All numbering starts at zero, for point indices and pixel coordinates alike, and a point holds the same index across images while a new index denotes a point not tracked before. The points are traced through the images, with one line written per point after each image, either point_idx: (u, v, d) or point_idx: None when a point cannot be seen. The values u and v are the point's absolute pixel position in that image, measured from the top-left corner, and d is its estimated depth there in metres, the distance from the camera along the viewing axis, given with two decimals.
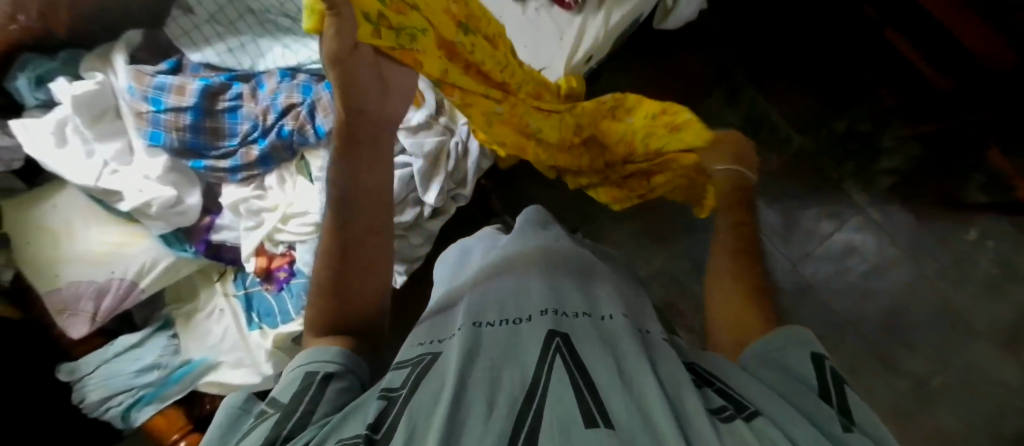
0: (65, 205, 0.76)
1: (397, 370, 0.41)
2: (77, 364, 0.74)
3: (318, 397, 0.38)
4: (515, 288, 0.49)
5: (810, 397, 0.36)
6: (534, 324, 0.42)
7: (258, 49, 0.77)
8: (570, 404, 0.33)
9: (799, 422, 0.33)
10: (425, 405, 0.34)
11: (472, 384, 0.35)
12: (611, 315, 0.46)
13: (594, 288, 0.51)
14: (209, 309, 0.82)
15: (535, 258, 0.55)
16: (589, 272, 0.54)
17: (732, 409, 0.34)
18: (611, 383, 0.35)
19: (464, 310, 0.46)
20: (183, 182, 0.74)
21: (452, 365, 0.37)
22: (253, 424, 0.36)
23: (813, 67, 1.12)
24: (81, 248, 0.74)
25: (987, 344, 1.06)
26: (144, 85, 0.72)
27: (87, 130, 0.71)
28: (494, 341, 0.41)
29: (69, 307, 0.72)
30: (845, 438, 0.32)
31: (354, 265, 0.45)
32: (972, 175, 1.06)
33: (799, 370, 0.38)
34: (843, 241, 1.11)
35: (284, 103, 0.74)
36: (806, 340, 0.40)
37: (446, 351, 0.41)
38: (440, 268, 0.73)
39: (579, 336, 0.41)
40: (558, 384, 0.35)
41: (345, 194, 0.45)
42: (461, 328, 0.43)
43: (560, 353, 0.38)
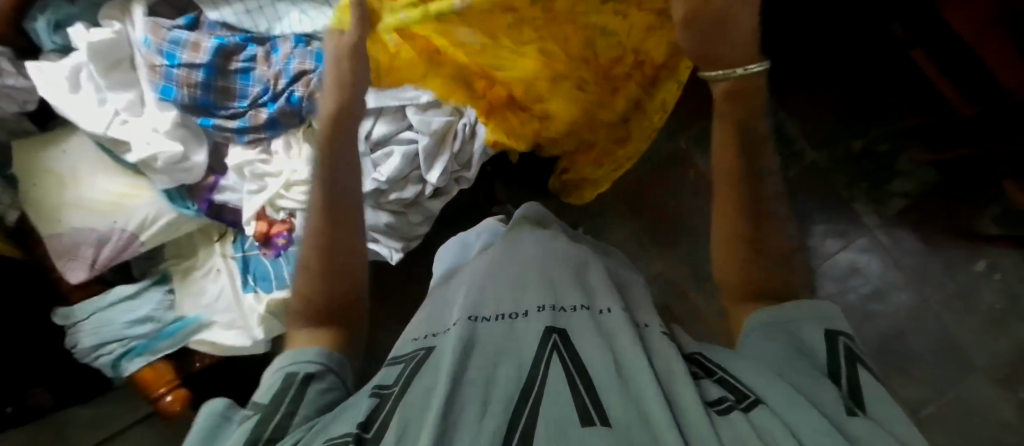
0: (72, 152, 0.76)
1: (392, 368, 0.43)
2: (72, 309, 0.76)
3: (299, 398, 0.39)
4: (512, 281, 0.52)
5: (810, 375, 0.37)
6: (530, 320, 0.45)
7: (276, 12, 0.76)
8: (565, 402, 0.35)
9: (803, 404, 0.33)
10: (420, 398, 0.36)
11: (469, 382, 0.37)
12: (608, 309, 0.48)
13: (590, 281, 0.54)
14: (206, 268, 0.83)
15: (533, 253, 0.57)
16: (584, 265, 0.57)
17: (730, 400, 0.35)
18: (608, 380, 0.37)
19: (463, 304, 0.49)
20: (192, 139, 0.75)
21: (449, 359, 0.39)
22: (235, 426, 0.37)
23: (836, 82, 1.11)
24: (85, 195, 0.74)
25: (985, 378, 1.04)
26: (159, 38, 0.72)
27: (101, 78, 0.71)
28: (490, 337, 0.43)
29: (69, 252, 0.73)
30: (848, 420, 0.33)
31: (337, 260, 0.49)
32: (988, 206, 1.05)
33: (812, 348, 0.40)
34: (847, 261, 1.10)
35: (296, 69, 0.73)
36: (823, 316, 0.42)
37: (443, 345, 0.43)
38: (440, 265, 0.72)
39: (576, 331, 0.44)
40: (555, 384, 0.37)
41: (329, 193, 0.49)
42: (458, 322, 0.45)
43: (557, 351, 0.41)
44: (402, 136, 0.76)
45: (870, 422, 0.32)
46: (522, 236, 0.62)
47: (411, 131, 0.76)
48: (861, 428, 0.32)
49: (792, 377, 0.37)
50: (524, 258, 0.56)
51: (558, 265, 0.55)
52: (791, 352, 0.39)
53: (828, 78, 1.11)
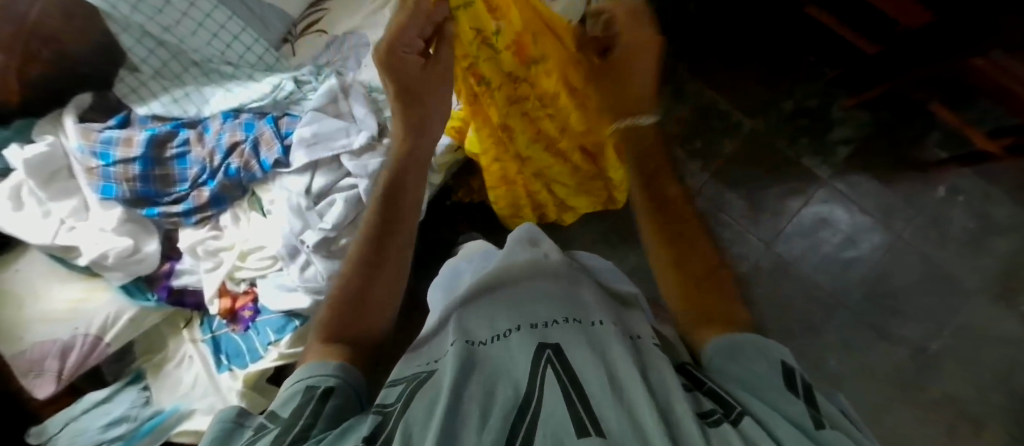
0: (26, 268, 0.77)
1: (393, 388, 0.44)
2: (44, 425, 0.74)
3: (316, 410, 0.40)
4: (509, 301, 0.51)
5: (780, 391, 0.38)
6: (523, 337, 0.45)
7: (203, 96, 0.81)
8: (560, 416, 0.35)
9: (777, 420, 0.35)
10: (421, 418, 0.36)
11: (466, 402, 0.37)
12: (600, 321, 0.47)
13: (582, 290, 0.54)
14: (179, 358, 0.82)
15: (529, 272, 0.56)
16: (576, 275, 0.57)
17: (718, 411, 0.36)
18: (600, 390, 0.37)
19: (456, 327, 0.49)
20: (140, 231, 0.77)
21: (446, 379, 0.39)
22: (254, 436, 0.38)
23: (752, 51, 1.15)
24: (43, 306, 0.75)
25: (979, 300, 1.04)
26: (91, 141, 0.76)
27: (41, 190, 0.74)
28: (486, 359, 0.43)
29: (34, 367, 0.73)
30: (818, 435, 0.34)
31: (380, 277, 0.52)
32: (929, 133, 1.08)
33: (765, 371, 0.40)
34: (813, 214, 1.10)
35: (228, 142, 0.78)
36: (773, 350, 0.42)
37: (441, 367, 0.43)
38: (434, 293, 0.75)
39: (570, 343, 0.43)
40: (550, 397, 0.37)
41: (383, 221, 0.55)
42: (454, 345, 0.45)
43: (551, 365, 0.40)
44: (342, 184, 0.78)
45: (838, 434, 0.34)
46: (515, 257, 0.61)
47: (350, 177, 0.78)
48: (833, 440, 0.33)
49: (767, 397, 0.38)
50: (518, 278, 0.56)
51: (550, 279, 0.55)
52: (755, 375, 0.40)
53: (740, 50, 1.15)
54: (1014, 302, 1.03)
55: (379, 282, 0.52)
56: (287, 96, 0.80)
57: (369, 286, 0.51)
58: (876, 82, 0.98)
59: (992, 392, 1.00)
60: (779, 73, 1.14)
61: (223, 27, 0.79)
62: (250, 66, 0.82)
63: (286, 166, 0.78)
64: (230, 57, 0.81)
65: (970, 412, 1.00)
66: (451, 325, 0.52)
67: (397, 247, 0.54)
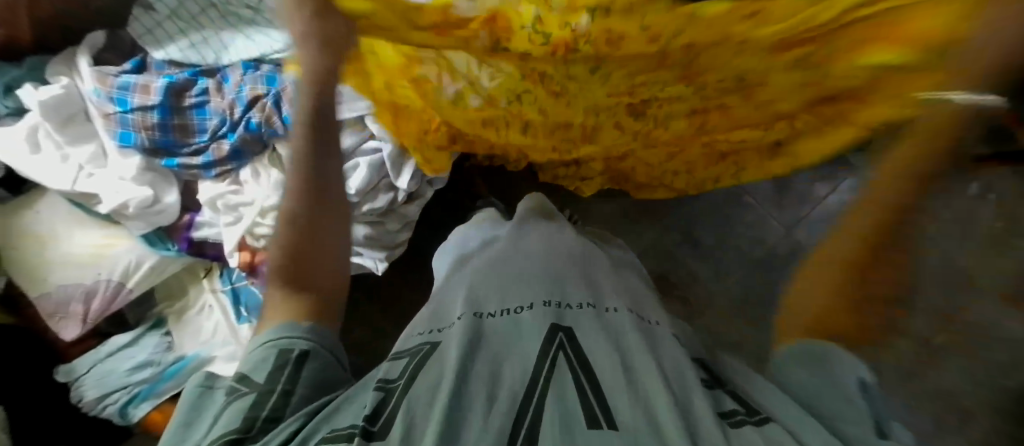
0: (46, 211, 0.76)
1: (395, 362, 0.40)
2: (73, 365, 0.78)
3: (294, 375, 0.40)
4: (519, 275, 0.49)
5: (845, 404, 0.39)
6: (535, 314, 0.42)
7: (221, 42, 0.77)
8: (571, 405, 0.32)
9: None
10: (423, 397, 0.33)
11: (473, 378, 0.35)
12: (613, 308, 0.45)
13: (597, 276, 0.51)
14: (199, 306, 0.83)
15: (537, 249, 0.54)
16: (589, 257, 0.54)
17: (741, 413, 0.34)
18: (613, 379, 0.35)
19: (465, 297, 0.46)
20: (161, 180, 0.76)
21: (452, 356, 0.37)
22: (228, 400, 0.39)
23: None
24: (65, 251, 0.75)
25: (991, 300, 1.04)
26: (108, 87, 0.73)
27: (57, 134, 0.72)
28: (497, 334, 0.40)
29: (60, 310, 0.75)
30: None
31: (321, 223, 0.51)
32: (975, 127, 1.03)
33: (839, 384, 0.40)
34: (837, 203, 1.05)
35: (249, 95, 0.74)
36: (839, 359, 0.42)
37: (447, 340, 0.40)
38: (439, 262, 0.69)
39: (583, 329, 0.40)
40: (561, 383, 0.34)
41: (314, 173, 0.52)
42: (461, 317, 0.42)
43: (563, 351, 0.37)
44: (364, 148, 0.76)
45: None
46: (527, 233, 0.59)
47: (373, 140, 0.77)
48: None
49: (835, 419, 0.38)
50: (527, 253, 0.53)
51: (562, 255, 0.53)
52: (823, 387, 0.40)
53: None
54: None
55: (320, 251, 0.50)
56: None
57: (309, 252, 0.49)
58: None
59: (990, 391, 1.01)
60: None
61: None
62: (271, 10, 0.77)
63: None
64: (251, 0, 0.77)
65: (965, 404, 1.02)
66: (458, 296, 0.49)
67: (327, 188, 0.52)
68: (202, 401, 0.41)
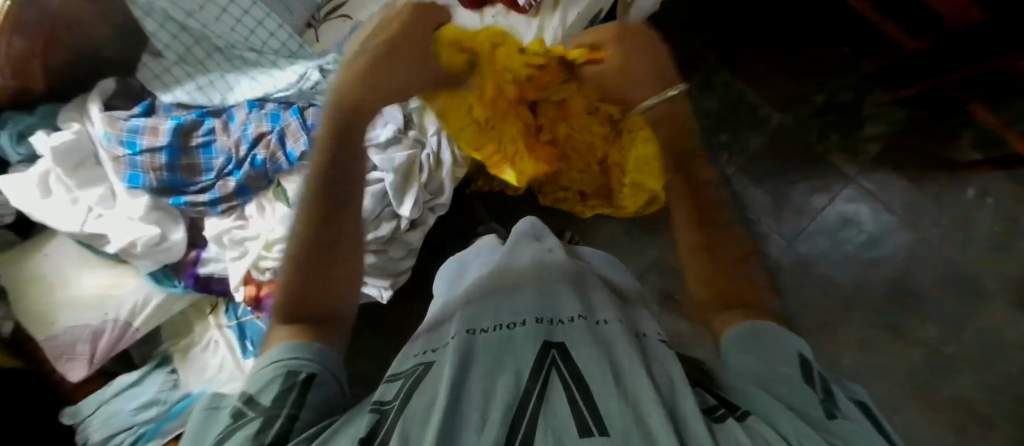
0: (54, 253, 0.77)
1: (392, 384, 0.40)
2: (78, 407, 0.78)
3: (300, 398, 0.38)
4: (511, 293, 0.49)
5: (792, 386, 0.37)
6: (527, 329, 0.42)
7: (227, 83, 0.81)
8: (562, 411, 0.32)
9: (787, 418, 0.34)
10: (417, 417, 0.33)
11: (467, 398, 0.34)
12: (605, 320, 0.45)
13: (590, 291, 0.51)
14: (204, 342, 0.83)
15: (528, 267, 0.54)
16: (581, 275, 0.54)
17: (724, 409, 0.35)
18: (603, 384, 0.35)
19: (460, 317, 0.46)
20: (167, 219, 0.77)
21: (446, 373, 0.37)
22: (232, 428, 0.36)
23: (786, 42, 1.11)
24: (72, 292, 0.76)
25: (999, 304, 1.03)
26: (118, 130, 0.76)
27: (68, 178, 0.74)
28: (490, 350, 0.40)
29: (67, 352, 0.75)
30: (831, 424, 0.33)
31: (330, 243, 0.50)
32: (963, 133, 1.05)
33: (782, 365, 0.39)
34: (837, 213, 1.09)
35: (254, 133, 0.77)
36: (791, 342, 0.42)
37: (441, 359, 0.40)
38: (439, 283, 0.68)
39: (573, 342, 0.41)
40: (553, 391, 0.35)
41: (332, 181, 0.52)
42: (455, 336, 0.43)
43: (556, 366, 0.37)
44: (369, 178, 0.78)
45: (851, 424, 0.34)
46: (519, 253, 0.60)
47: (377, 171, 0.78)
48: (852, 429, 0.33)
49: (782, 397, 0.37)
50: (519, 272, 0.54)
51: (554, 273, 0.53)
52: (767, 371, 0.39)
53: (773, 42, 1.12)
54: None
55: (331, 272, 0.49)
56: (313, 86, 0.79)
57: (319, 272, 0.48)
58: (915, 79, 0.95)
59: (1005, 397, 1.00)
60: (811, 65, 1.10)
61: (248, 13, 0.77)
62: (274, 52, 0.80)
63: None
64: (255, 44, 0.79)
65: (982, 412, 1.00)
66: (454, 317, 0.49)
67: (344, 204, 0.52)
68: (207, 424, 0.39)
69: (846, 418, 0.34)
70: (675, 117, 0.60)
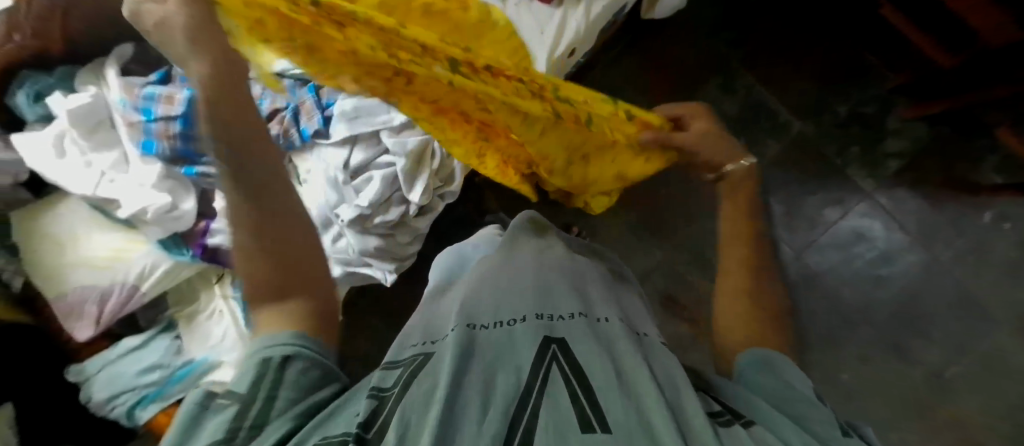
0: (67, 214, 0.78)
1: (389, 372, 0.40)
2: (83, 366, 0.79)
3: (280, 379, 0.36)
4: (511, 288, 0.48)
5: (808, 403, 0.37)
6: (527, 326, 0.41)
7: None
8: (564, 411, 0.32)
9: (794, 430, 0.34)
10: (418, 403, 0.33)
11: (467, 388, 0.34)
12: (606, 317, 0.45)
13: (587, 286, 0.50)
14: (209, 311, 0.84)
15: (526, 262, 0.53)
16: (580, 271, 0.53)
17: (729, 415, 0.35)
18: (606, 384, 0.34)
19: (459, 310, 0.45)
20: (179, 188, 0.77)
21: (447, 365, 0.36)
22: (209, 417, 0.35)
23: (812, 48, 1.09)
24: (84, 254, 0.77)
25: (1006, 330, 1.02)
26: (133, 96, 0.76)
27: (84, 141, 0.74)
28: (490, 345, 0.40)
29: (75, 311, 0.76)
30: (847, 442, 0.33)
31: (283, 247, 0.42)
32: (986, 155, 1.03)
33: (794, 386, 0.39)
34: (849, 228, 1.07)
35: (269, 108, 0.77)
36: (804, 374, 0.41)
37: (440, 352, 0.39)
38: (434, 273, 0.66)
39: (575, 337, 0.40)
40: (554, 389, 0.34)
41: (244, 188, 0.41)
42: (455, 330, 0.42)
43: (557, 361, 0.37)
44: (380, 161, 0.77)
45: (863, 442, 0.34)
46: (518, 245, 0.59)
47: (388, 155, 0.77)
48: None
49: (801, 417, 0.36)
50: (517, 266, 0.52)
51: (554, 268, 0.52)
52: (787, 390, 0.39)
53: (801, 46, 1.09)
54: None
55: (291, 256, 0.43)
56: None
57: (283, 260, 0.42)
58: (944, 95, 0.92)
59: (1000, 422, 1.00)
60: (837, 74, 1.08)
61: None
62: None
63: (326, 136, 0.77)
64: None
65: (977, 438, 1.00)
66: (453, 310, 0.48)
67: (277, 219, 0.42)
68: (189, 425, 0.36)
69: (858, 440, 0.34)
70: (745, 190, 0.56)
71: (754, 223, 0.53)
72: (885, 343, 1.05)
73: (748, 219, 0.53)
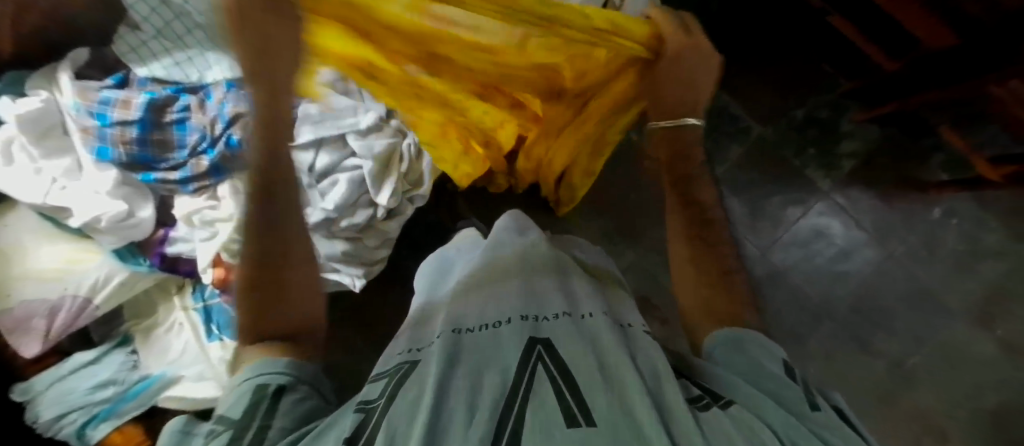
0: (13, 224, 0.74)
1: (375, 384, 0.39)
2: (29, 383, 0.73)
3: (273, 412, 0.37)
4: (496, 290, 0.47)
5: (777, 378, 0.39)
6: (512, 328, 0.41)
7: (206, 61, 0.78)
8: (549, 410, 0.32)
9: (770, 410, 0.35)
10: (403, 413, 0.33)
11: (453, 394, 0.34)
12: (591, 312, 0.44)
13: (574, 284, 0.50)
14: (169, 324, 0.83)
15: (512, 261, 0.52)
16: (565, 268, 0.52)
17: (708, 398, 0.36)
18: (591, 380, 0.34)
19: (444, 317, 0.45)
20: (136, 195, 0.75)
21: (432, 373, 0.36)
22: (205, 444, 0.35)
23: (770, 54, 1.13)
24: (32, 265, 0.73)
25: (961, 321, 1.06)
26: (87, 101, 0.74)
27: (33, 147, 0.71)
28: (476, 348, 0.39)
29: (20, 326, 0.71)
30: (813, 415, 0.35)
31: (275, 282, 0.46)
32: (932, 155, 1.08)
33: (763, 360, 0.41)
34: (810, 226, 1.11)
35: (230, 112, 0.76)
36: (777, 349, 0.43)
37: (426, 359, 0.39)
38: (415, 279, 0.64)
39: (560, 337, 0.40)
40: (540, 388, 0.34)
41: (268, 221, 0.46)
42: (441, 336, 0.41)
43: (542, 362, 0.37)
44: (346, 164, 0.77)
45: (829, 415, 0.36)
46: (503, 245, 0.57)
47: (356, 157, 0.77)
48: (823, 420, 0.35)
49: (773, 394, 0.38)
50: (503, 267, 0.52)
51: (541, 267, 0.51)
52: (755, 366, 0.40)
53: (758, 53, 1.14)
54: (993, 326, 1.05)
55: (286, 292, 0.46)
56: None
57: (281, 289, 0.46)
58: (891, 97, 0.97)
59: (961, 411, 1.04)
60: (793, 80, 1.13)
61: None
62: None
63: None
64: None
65: (939, 427, 1.03)
66: (439, 318, 0.47)
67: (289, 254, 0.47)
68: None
69: (827, 413, 0.36)
70: (687, 140, 0.61)
71: (684, 191, 0.59)
72: (850, 337, 1.08)
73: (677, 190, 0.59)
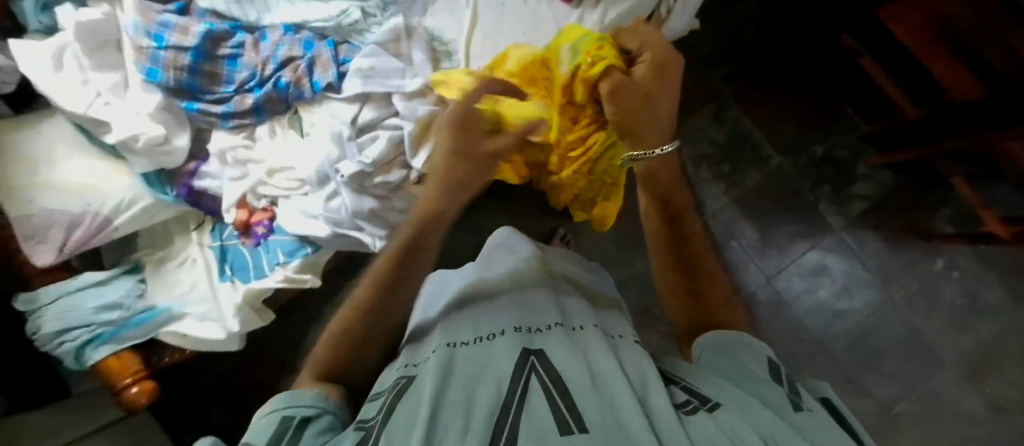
0: (49, 133, 0.75)
1: (374, 402, 0.39)
2: (36, 294, 0.71)
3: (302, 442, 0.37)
4: (488, 308, 0.48)
5: (765, 381, 0.38)
6: (505, 339, 0.42)
7: (265, 4, 0.82)
8: (541, 417, 0.32)
9: (755, 406, 0.34)
10: (399, 430, 0.32)
11: (447, 404, 0.34)
12: (581, 326, 0.46)
13: (567, 301, 0.51)
14: (181, 258, 0.81)
15: (504, 281, 0.53)
16: (558, 286, 0.54)
17: (695, 401, 0.35)
18: (581, 387, 0.35)
19: (439, 332, 0.45)
20: (174, 123, 0.75)
21: (428, 383, 0.36)
22: None
23: (796, 91, 1.18)
24: (59, 175, 0.73)
25: (952, 373, 1.08)
26: (149, 21, 0.76)
27: (85, 57, 0.72)
28: (470, 361, 0.40)
29: (37, 234, 0.70)
30: (802, 414, 0.34)
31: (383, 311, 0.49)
32: (941, 207, 1.12)
33: (752, 365, 0.40)
34: (815, 261, 1.14)
35: (284, 55, 0.78)
36: (759, 347, 0.42)
37: (424, 372, 0.39)
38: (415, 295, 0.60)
39: (552, 347, 0.41)
40: (533, 394, 0.35)
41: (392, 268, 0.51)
42: (435, 351, 0.42)
43: (535, 371, 0.37)
44: (387, 123, 0.78)
45: (817, 415, 0.34)
46: (493, 268, 0.57)
47: (397, 117, 0.78)
48: (814, 419, 0.33)
49: (760, 395, 0.36)
50: (494, 286, 0.52)
51: (529, 285, 0.52)
52: (744, 370, 0.40)
53: (786, 88, 1.18)
54: (982, 382, 1.07)
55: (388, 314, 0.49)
56: (352, 24, 0.81)
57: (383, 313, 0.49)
58: (908, 146, 1.01)
59: None
60: (815, 118, 1.17)
61: None
62: None
63: (337, 91, 0.79)
64: None
65: None
66: (434, 332, 0.47)
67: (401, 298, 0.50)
68: None
69: (816, 411, 0.35)
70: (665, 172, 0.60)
71: (671, 223, 0.57)
72: (843, 375, 1.09)
73: (661, 220, 0.57)
